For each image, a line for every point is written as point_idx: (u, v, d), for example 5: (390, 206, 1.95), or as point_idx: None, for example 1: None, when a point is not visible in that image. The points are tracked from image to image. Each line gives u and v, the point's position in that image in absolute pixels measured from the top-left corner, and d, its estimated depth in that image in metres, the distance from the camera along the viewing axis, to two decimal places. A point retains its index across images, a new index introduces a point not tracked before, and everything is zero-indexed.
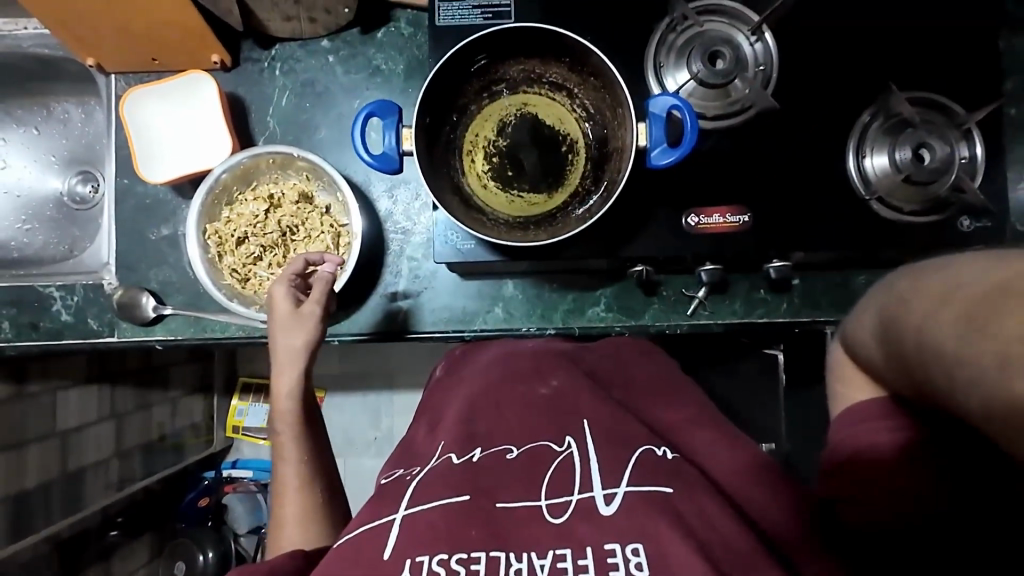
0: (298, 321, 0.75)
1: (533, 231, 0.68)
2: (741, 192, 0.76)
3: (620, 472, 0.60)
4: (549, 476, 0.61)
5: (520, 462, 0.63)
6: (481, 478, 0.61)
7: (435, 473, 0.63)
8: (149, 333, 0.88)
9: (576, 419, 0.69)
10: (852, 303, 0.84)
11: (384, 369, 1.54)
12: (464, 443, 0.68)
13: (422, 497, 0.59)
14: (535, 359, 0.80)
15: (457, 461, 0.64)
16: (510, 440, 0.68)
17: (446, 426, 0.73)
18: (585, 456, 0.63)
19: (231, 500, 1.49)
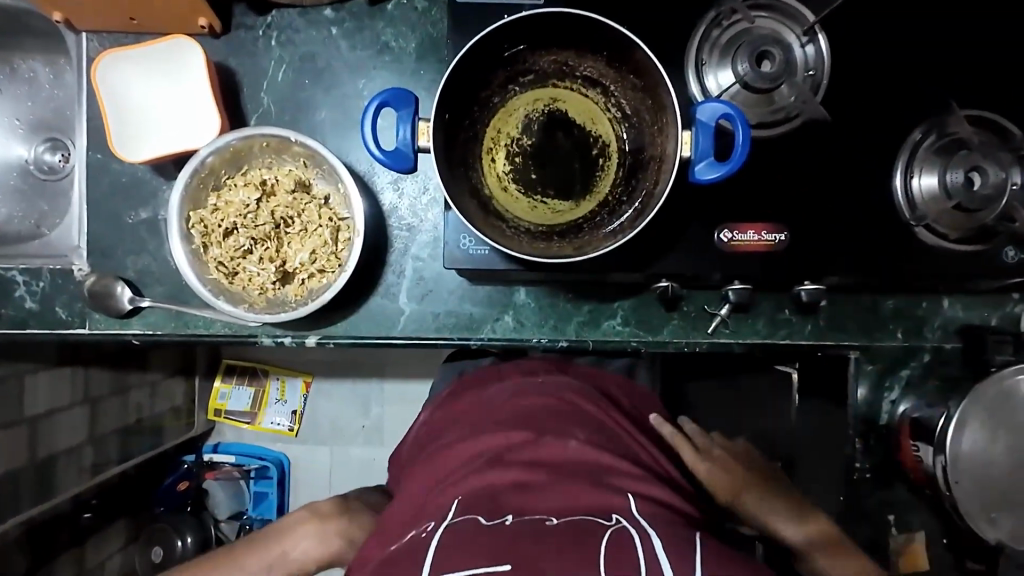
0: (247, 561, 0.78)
1: (557, 244, 0.62)
2: (777, 207, 0.70)
3: (692, 556, 0.46)
4: (605, 547, 0.46)
5: (564, 532, 0.48)
6: (521, 541, 0.47)
7: (459, 535, 0.49)
8: (125, 326, 0.80)
9: (617, 488, 0.55)
10: (878, 328, 0.80)
11: (375, 359, 1.48)
12: (488, 502, 0.53)
13: (451, 564, 0.46)
14: (553, 407, 0.67)
15: (487, 525, 0.50)
16: (546, 504, 0.53)
17: (460, 479, 0.58)
18: (644, 534, 0.49)
19: (212, 486, 1.46)
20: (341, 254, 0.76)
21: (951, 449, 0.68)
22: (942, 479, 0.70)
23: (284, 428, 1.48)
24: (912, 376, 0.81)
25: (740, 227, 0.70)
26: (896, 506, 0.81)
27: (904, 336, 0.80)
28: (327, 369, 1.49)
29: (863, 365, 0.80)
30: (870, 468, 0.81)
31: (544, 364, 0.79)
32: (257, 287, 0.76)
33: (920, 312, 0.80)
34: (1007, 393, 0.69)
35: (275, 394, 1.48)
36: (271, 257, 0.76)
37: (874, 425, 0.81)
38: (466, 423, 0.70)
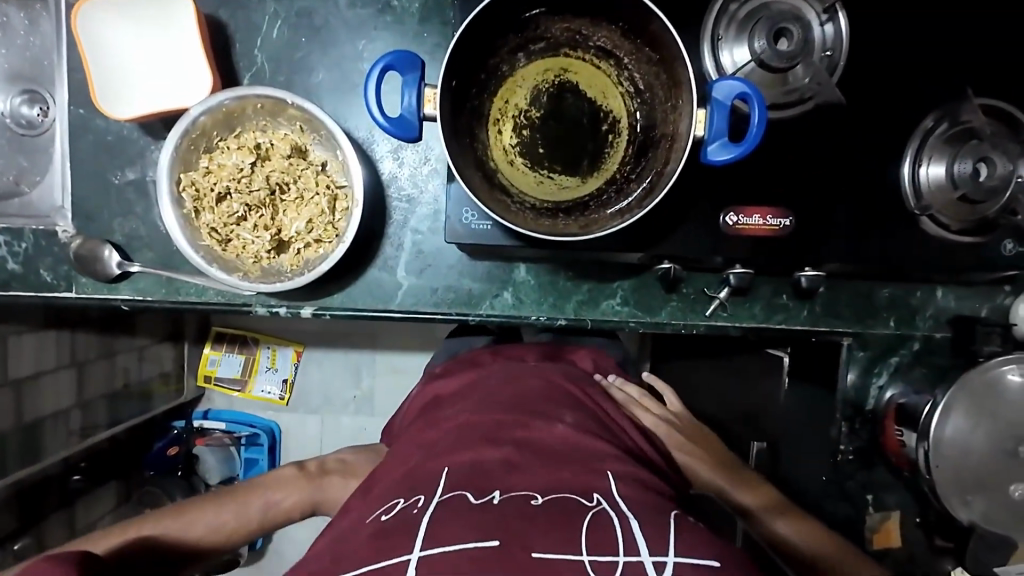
0: (240, 509, 0.77)
1: (562, 221, 0.61)
2: (783, 191, 0.70)
3: (668, 537, 0.45)
4: (588, 527, 0.45)
5: (549, 512, 0.46)
6: (508, 519, 0.45)
7: (447, 511, 0.47)
8: (114, 291, 0.78)
9: (602, 467, 0.53)
10: (872, 315, 0.81)
11: (368, 330, 1.47)
12: (476, 477, 0.51)
13: (439, 536, 0.44)
14: (546, 388, 0.65)
15: (475, 503, 0.48)
16: (531, 480, 0.51)
17: (448, 453, 0.56)
18: (626, 515, 0.47)
19: (202, 451, 1.44)
20: (338, 223, 0.73)
21: (934, 435, 0.71)
22: (923, 463, 0.72)
23: (275, 396, 1.48)
24: (901, 363, 0.82)
25: (743, 210, 0.69)
26: (875, 487, 0.84)
27: (896, 324, 0.81)
28: (319, 339, 1.48)
29: (855, 352, 0.82)
30: (854, 450, 0.83)
31: (534, 349, 0.79)
32: (251, 255, 0.74)
33: (913, 301, 0.81)
34: (992, 383, 0.71)
35: (266, 362, 1.48)
36: (265, 224, 0.73)
37: (860, 409, 0.83)
38: (455, 400, 0.68)
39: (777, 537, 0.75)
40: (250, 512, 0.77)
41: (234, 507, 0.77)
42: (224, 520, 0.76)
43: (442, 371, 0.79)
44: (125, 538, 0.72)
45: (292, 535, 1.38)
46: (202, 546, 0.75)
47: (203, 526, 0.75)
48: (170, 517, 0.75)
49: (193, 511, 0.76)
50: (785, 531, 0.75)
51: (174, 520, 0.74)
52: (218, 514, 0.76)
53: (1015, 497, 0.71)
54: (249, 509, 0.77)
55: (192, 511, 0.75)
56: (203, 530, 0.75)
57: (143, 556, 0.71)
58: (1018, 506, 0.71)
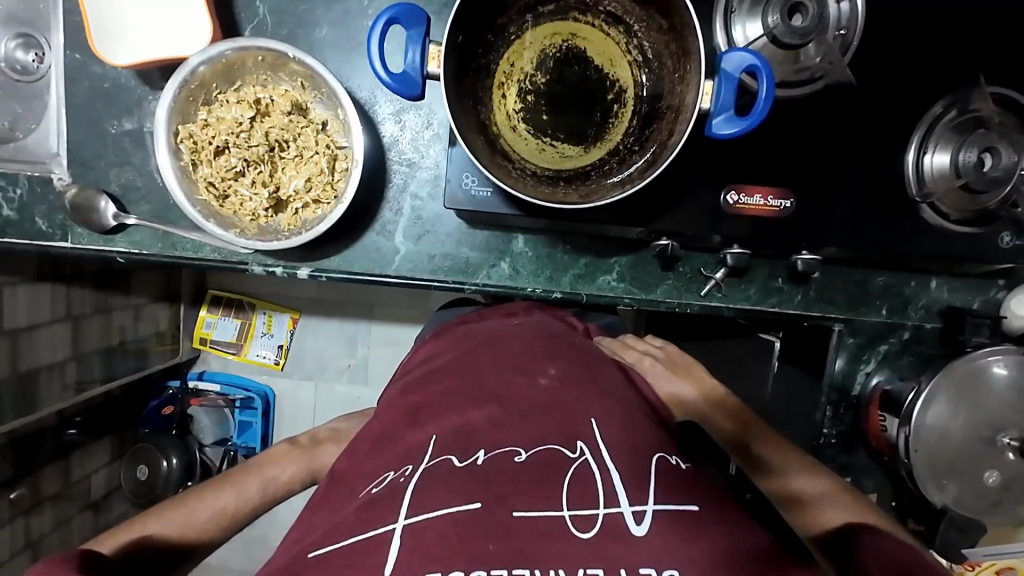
0: (241, 490, 0.76)
1: (562, 189, 0.60)
2: (785, 172, 0.70)
3: (646, 484, 0.47)
4: (569, 483, 0.46)
5: (531, 469, 0.47)
6: (490, 480, 0.46)
7: (433, 476, 0.48)
8: (110, 243, 0.78)
9: (583, 416, 0.53)
10: (865, 303, 0.82)
11: (365, 301, 1.47)
12: (460, 439, 0.52)
13: (423, 503, 0.45)
14: (530, 342, 0.64)
15: (459, 465, 0.49)
16: (513, 436, 0.51)
17: (434, 416, 0.56)
18: (604, 463, 0.48)
19: (197, 412, 1.49)
20: (337, 184, 0.73)
21: (915, 422, 0.72)
22: (903, 448, 0.74)
23: (270, 361, 1.50)
24: (889, 352, 0.84)
25: (745, 187, 0.69)
26: (854, 471, 0.87)
27: (888, 313, 0.82)
28: (315, 306, 1.48)
29: (845, 339, 0.83)
30: (836, 434, 0.86)
31: (523, 304, 0.81)
32: (249, 213, 0.73)
33: (907, 291, 0.82)
34: (976, 372, 0.72)
35: (262, 327, 1.48)
36: (264, 181, 0.73)
37: (846, 394, 0.85)
38: (439, 360, 0.68)
39: (822, 523, 0.65)
40: (249, 493, 0.76)
41: (233, 489, 0.75)
42: (224, 502, 0.74)
43: (434, 333, 0.79)
44: (127, 538, 0.68)
45: (291, 504, 1.41)
46: (207, 534, 0.72)
47: (205, 513, 0.72)
48: (169, 511, 0.71)
49: (192, 499, 0.73)
50: (831, 516, 0.65)
51: (173, 513, 0.71)
52: (218, 497, 0.74)
53: (989, 483, 0.72)
54: (248, 488, 0.76)
55: (191, 501, 0.73)
56: (205, 516, 0.72)
57: (146, 553, 0.67)
58: (992, 492, 0.73)
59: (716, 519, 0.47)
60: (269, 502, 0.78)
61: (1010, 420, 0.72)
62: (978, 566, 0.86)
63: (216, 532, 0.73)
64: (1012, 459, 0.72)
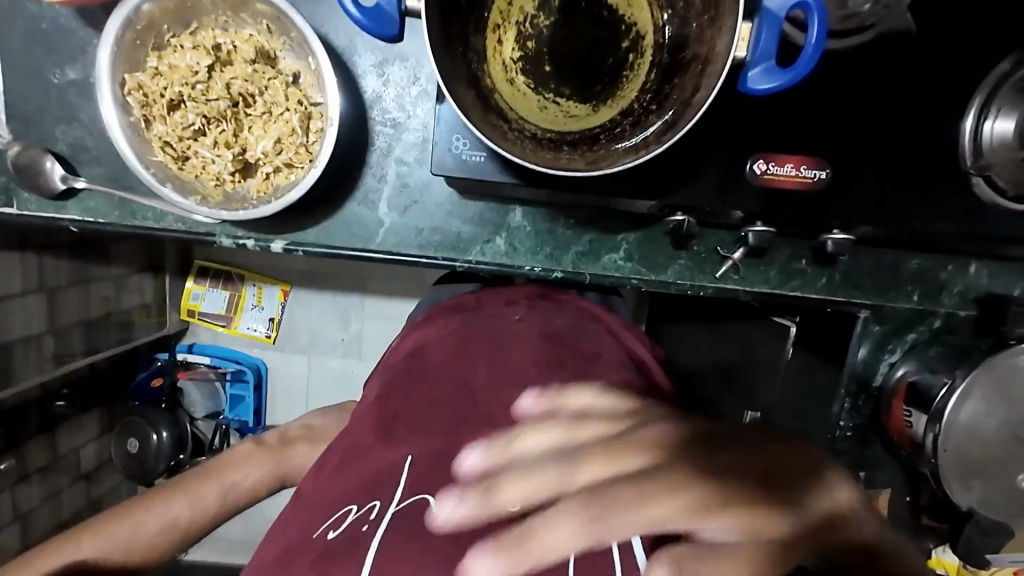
0: (193, 504, 0.72)
1: (566, 154, 0.52)
2: (823, 139, 0.61)
3: (673, 546, 0.37)
4: (572, 543, 0.37)
5: None
6: (472, 533, 0.38)
7: (406, 519, 0.40)
8: (61, 210, 0.70)
9: None
10: (893, 287, 0.76)
11: (357, 273, 1.40)
12: (443, 473, 0.44)
13: (390, 568, 0.37)
14: (531, 351, 0.56)
15: (439, 505, 0.40)
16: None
17: (415, 434, 0.48)
18: (622, 513, 0.39)
19: (187, 385, 1.44)
20: (312, 146, 0.64)
21: (948, 419, 0.66)
22: (929, 446, 0.68)
23: (261, 334, 1.43)
24: (917, 341, 0.78)
25: (777, 155, 0.60)
26: (868, 464, 0.83)
27: (920, 299, 0.76)
28: (305, 279, 1.42)
29: (870, 326, 0.77)
30: (853, 427, 0.81)
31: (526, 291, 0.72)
32: (212, 177, 0.65)
33: (943, 276, 0.76)
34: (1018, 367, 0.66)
35: (251, 300, 1.42)
36: (227, 141, 0.64)
37: (867, 385, 0.80)
38: (426, 358, 0.59)
39: None
40: (205, 502, 0.72)
41: (187, 499, 0.72)
42: (176, 515, 0.71)
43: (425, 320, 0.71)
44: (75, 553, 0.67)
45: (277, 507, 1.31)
46: (160, 548, 0.70)
47: (154, 526, 0.70)
48: (117, 522, 0.69)
49: (140, 509, 0.70)
50: None
51: (122, 527, 0.69)
52: (167, 511, 0.70)
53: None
54: (205, 498, 0.72)
55: (141, 514, 0.70)
56: (154, 531, 0.70)
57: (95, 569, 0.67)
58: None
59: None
60: (230, 508, 0.75)
61: None
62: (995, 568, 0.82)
63: (166, 545, 0.70)
64: None
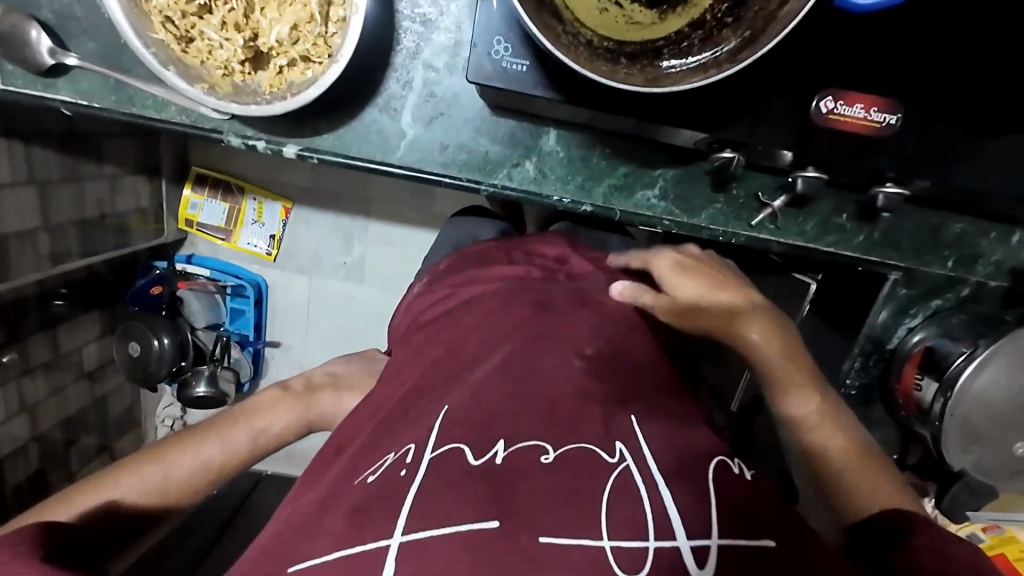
0: (228, 445, 0.69)
1: (624, 68, 0.46)
2: (897, 79, 0.55)
3: (708, 511, 0.39)
4: (607, 504, 0.38)
5: (558, 474, 0.40)
6: (511, 488, 0.39)
7: (441, 475, 0.40)
8: (50, 88, 0.63)
9: (623, 410, 0.45)
10: (930, 251, 0.73)
11: (364, 195, 1.35)
12: (475, 423, 0.44)
13: (426, 515, 0.38)
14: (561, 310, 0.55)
15: (473, 463, 0.41)
16: (541, 425, 0.43)
17: (445, 389, 0.49)
18: (652, 475, 0.40)
19: (187, 295, 1.39)
20: (332, 38, 0.57)
21: (961, 385, 0.66)
22: (937, 411, 0.69)
23: (261, 250, 1.40)
24: (941, 308, 0.76)
25: (846, 91, 0.55)
26: (866, 423, 0.84)
27: (953, 265, 0.74)
28: (309, 197, 1.36)
29: (897, 289, 0.75)
30: (858, 386, 0.82)
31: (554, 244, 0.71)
32: (219, 65, 0.58)
33: (982, 244, 0.73)
34: None
35: (252, 215, 1.37)
36: (237, 23, 0.57)
37: (880, 347, 0.79)
38: (452, 318, 0.59)
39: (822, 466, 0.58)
40: (238, 445, 0.70)
41: (220, 441, 0.69)
42: (210, 456, 0.67)
43: (446, 270, 0.70)
44: (99, 497, 0.62)
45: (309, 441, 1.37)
46: (190, 493, 0.66)
47: (186, 468, 0.65)
48: (145, 465, 0.65)
49: (169, 451, 0.66)
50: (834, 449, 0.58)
51: (149, 469, 0.64)
52: (200, 453, 0.67)
53: (1019, 454, 0.68)
54: (238, 439, 0.70)
55: (170, 455, 0.65)
56: (187, 474, 0.65)
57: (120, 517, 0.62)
58: (1016, 461, 0.68)
59: (788, 525, 0.40)
60: (259, 454, 0.72)
61: None
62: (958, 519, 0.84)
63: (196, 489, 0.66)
64: None
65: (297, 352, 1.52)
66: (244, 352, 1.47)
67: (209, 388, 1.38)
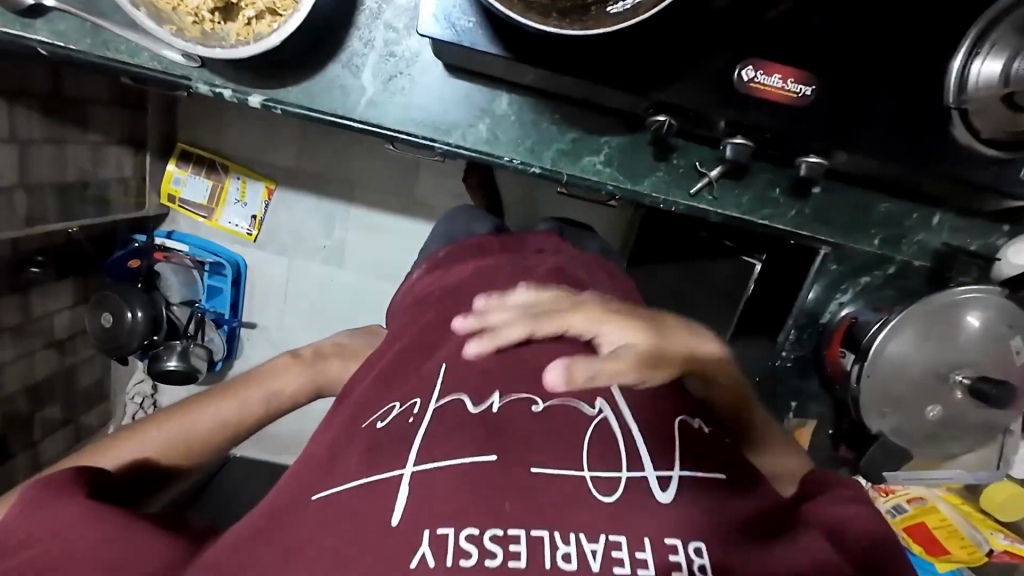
0: (243, 404, 0.73)
1: (556, 19, 0.51)
2: (813, 52, 0.59)
3: (673, 450, 0.46)
4: (587, 443, 0.45)
5: (545, 421, 0.47)
6: (505, 431, 0.46)
7: (446, 421, 0.47)
8: (28, 29, 0.67)
9: (602, 370, 0.53)
10: (859, 228, 0.78)
11: (346, 177, 1.39)
12: (473, 382, 0.51)
13: (432, 452, 0.45)
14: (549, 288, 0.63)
15: (472, 411, 0.48)
16: (530, 386, 0.51)
17: (447, 352, 0.57)
18: (625, 422, 0.48)
19: (165, 269, 1.39)
20: None
21: (875, 350, 0.71)
22: (856, 375, 0.73)
23: (242, 232, 1.43)
24: (871, 284, 0.81)
25: (767, 63, 0.59)
26: (801, 396, 0.88)
27: (881, 243, 0.78)
28: (292, 177, 1.40)
29: (828, 264, 0.80)
30: (794, 358, 0.86)
31: (548, 241, 0.80)
32: (191, 12, 0.62)
33: (907, 223, 0.78)
34: (953, 311, 0.70)
35: (235, 194, 1.40)
36: None
37: (814, 321, 0.83)
38: (457, 297, 0.65)
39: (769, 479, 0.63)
40: (253, 405, 0.73)
41: (237, 402, 0.73)
42: (227, 414, 0.71)
43: (446, 258, 0.77)
44: (133, 450, 0.66)
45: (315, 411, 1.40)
46: (210, 447, 0.70)
47: (206, 424, 0.70)
48: (170, 420, 0.69)
49: (191, 409, 0.70)
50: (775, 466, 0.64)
51: (174, 424, 0.68)
52: (218, 410, 0.71)
53: (930, 418, 0.72)
54: (253, 400, 0.73)
55: (192, 411, 0.70)
56: (207, 429, 0.70)
57: (150, 470, 0.66)
58: (930, 426, 0.73)
59: (744, 475, 0.48)
60: (272, 415, 0.76)
61: (969, 359, 0.69)
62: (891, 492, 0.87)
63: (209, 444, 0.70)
64: (960, 398, 0.70)
65: (272, 331, 1.54)
66: (218, 331, 1.47)
67: (179, 363, 1.37)
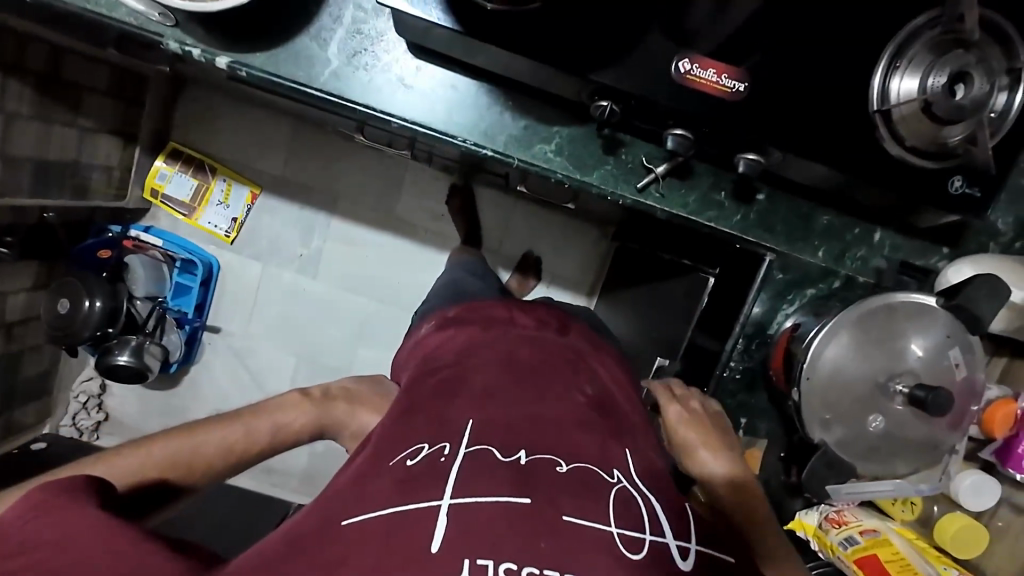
0: (249, 428, 0.72)
1: None
2: (748, 51, 0.63)
3: (686, 524, 0.55)
4: (612, 504, 0.52)
5: (571, 478, 0.53)
6: (535, 480, 0.52)
7: (478, 464, 0.53)
8: None
9: (618, 445, 0.62)
10: (802, 240, 0.79)
11: (330, 188, 1.42)
12: (500, 434, 0.58)
13: (468, 488, 0.50)
14: (554, 361, 0.72)
15: (502, 459, 0.54)
16: (550, 445, 0.57)
17: (468, 403, 0.63)
18: (639, 493, 0.55)
19: (134, 261, 1.35)
20: None
21: (814, 351, 0.70)
22: (797, 378, 0.72)
23: (221, 232, 1.43)
24: (816, 296, 0.81)
25: (703, 58, 0.63)
26: (751, 411, 0.84)
27: (823, 256, 0.80)
28: (275, 184, 1.43)
29: (774, 272, 0.80)
30: (742, 370, 0.83)
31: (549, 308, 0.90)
32: None
33: (848, 238, 0.80)
34: (891, 320, 0.69)
35: (218, 196, 1.41)
36: None
37: (761, 331, 0.82)
38: (474, 353, 0.73)
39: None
40: (259, 434, 0.73)
41: (240, 424, 0.72)
42: (232, 437, 0.70)
43: (456, 315, 0.84)
44: (135, 460, 0.65)
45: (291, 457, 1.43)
46: (209, 472, 0.69)
47: (210, 447, 0.69)
48: (177, 437, 0.68)
49: (198, 428, 0.70)
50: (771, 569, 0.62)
51: (181, 440, 0.68)
52: (224, 433, 0.70)
53: (872, 429, 0.69)
54: (259, 428, 0.73)
55: (201, 431, 0.69)
56: (211, 453, 0.69)
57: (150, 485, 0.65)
58: (872, 439, 0.70)
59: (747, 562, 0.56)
60: (275, 449, 0.75)
61: (906, 367, 0.68)
62: (845, 523, 0.83)
63: (218, 468, 0.69)
64: (899, 409, 0.68)
65: (235, 339, 1.49)
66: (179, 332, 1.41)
67: (131, 358, 1.29)
